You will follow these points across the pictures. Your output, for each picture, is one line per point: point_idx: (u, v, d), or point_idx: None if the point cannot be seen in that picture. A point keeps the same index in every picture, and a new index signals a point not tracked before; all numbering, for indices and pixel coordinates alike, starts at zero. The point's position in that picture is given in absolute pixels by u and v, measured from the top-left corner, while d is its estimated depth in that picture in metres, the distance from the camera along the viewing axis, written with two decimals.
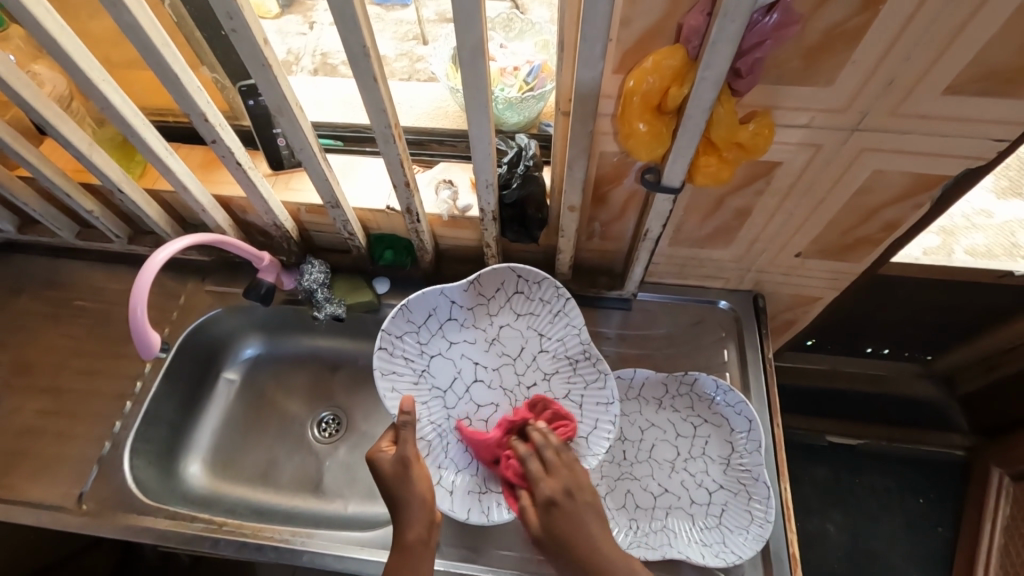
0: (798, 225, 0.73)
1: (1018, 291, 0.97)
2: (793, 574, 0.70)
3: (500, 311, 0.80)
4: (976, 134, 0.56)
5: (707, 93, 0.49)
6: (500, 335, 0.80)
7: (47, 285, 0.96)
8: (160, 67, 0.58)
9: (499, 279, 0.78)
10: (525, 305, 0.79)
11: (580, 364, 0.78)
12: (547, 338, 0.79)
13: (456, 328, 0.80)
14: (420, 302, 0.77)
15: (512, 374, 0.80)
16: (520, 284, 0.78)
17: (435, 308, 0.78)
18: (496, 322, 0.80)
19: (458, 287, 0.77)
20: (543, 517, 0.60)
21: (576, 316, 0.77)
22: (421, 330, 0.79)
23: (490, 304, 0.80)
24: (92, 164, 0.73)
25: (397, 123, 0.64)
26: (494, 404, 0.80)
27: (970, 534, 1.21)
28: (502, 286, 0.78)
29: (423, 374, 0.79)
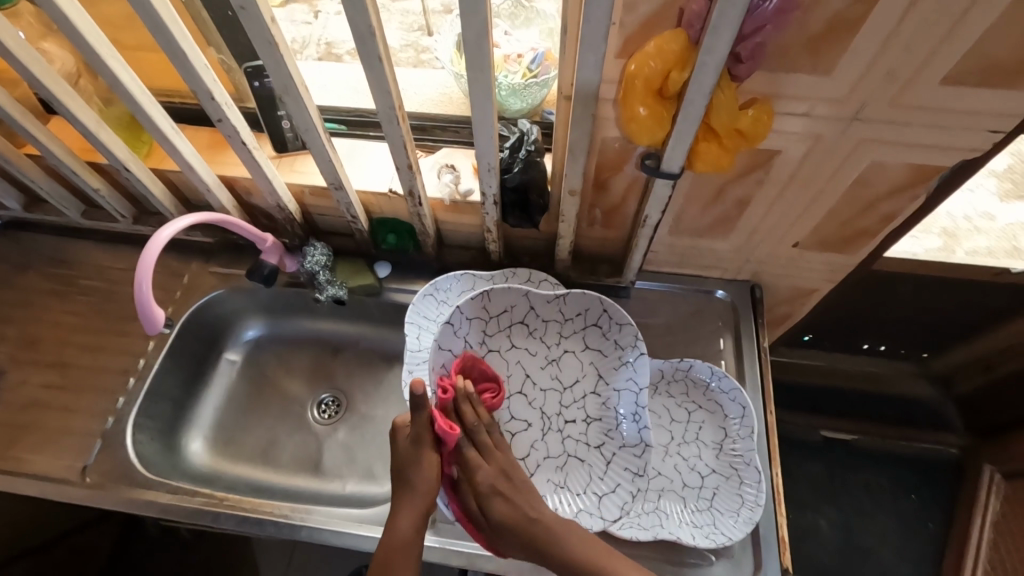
0: (796, 216, 0.73)
1: (1014, 290, 0.98)
2: (782, 558, 0.71)
3: (572, 335, 0.80)
4: (974, 126, 0.57)
5: (708, 78, 0.50)
6: (561, 358, 0.80)
7: (52, 263, 0.97)
8: (168, 43, 0.58)
9: (584, 305, 0.78)
10: (597, 340, 0.79)
11: (625, 421, 0.76)
12: (605, 384, 0.78)
13: (523, 335, 0.80)
14: (501, 295, 0.78)
15: (557, 403, 0.79)
16: (602, 318, 0.77)
17: (512, 306, 0.79)
18: (562, 345, 0.80)
19: (545, 296, 0.77)
20: (484, 505, 0.67)
21: (644, 372, 0.75)
22: (492, 321, 0.79)
23: (565, 325, 0.80)
24: (99, 142, 0.73)
25: (402, 105, 0.65)
26: (527, 422, 0.79)
27: (962, 530, 1.22)
28: (583, 313, 0.78)
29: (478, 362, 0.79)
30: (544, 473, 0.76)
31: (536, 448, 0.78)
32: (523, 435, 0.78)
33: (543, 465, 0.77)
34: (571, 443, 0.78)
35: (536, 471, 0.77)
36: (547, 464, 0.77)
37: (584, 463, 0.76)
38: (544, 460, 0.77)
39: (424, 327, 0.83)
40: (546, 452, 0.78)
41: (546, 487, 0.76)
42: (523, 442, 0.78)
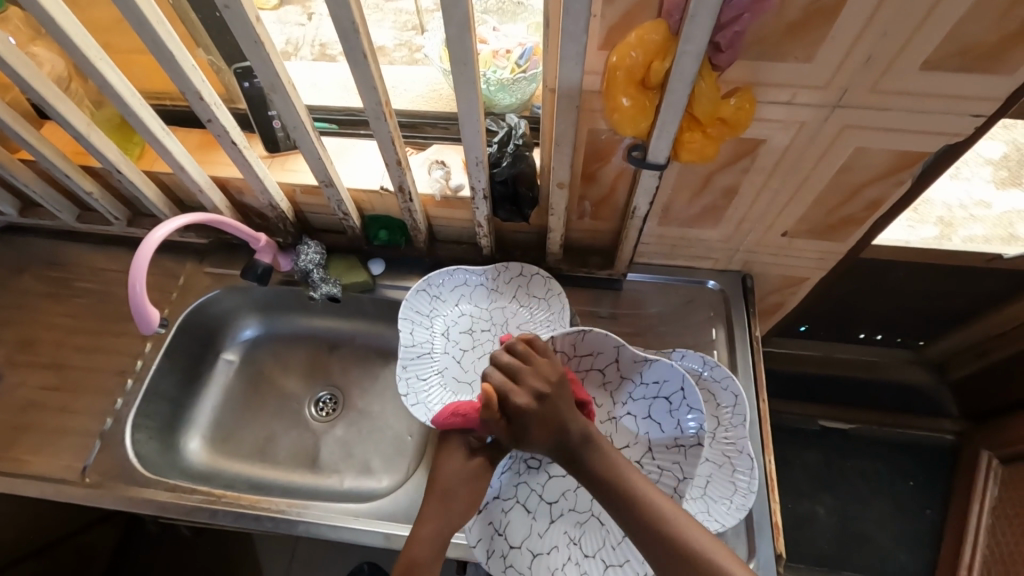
0: (783, 205, 0.74)
1: (1007, 274, 0.99)
2: (775, 541, 0.72)
3: (637, 399, 0.75)
4: (954, 110, 0.57)
5: (689, 68, 0.50)
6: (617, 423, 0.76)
7: (49, 266, 0.98)
8: (154, 43, 0.59)
9: (664, 375, 0.72)
10: (660, 413, 0.73)
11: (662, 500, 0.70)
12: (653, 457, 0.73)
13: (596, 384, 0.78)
14: (592, 339, 0.75)
15: None
16: (677, 395, 0.71)
17: (599, 350, 0.76)
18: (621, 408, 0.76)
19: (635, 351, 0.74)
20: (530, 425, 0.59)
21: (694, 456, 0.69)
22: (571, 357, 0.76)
23: (634, 387, 0.76)
24: (90, 145, 0.74)
25: (389, 101, 0.65)
26: (569, 469, 0.73)
27: (959, 515, 1.22)
28: (659, 382, 0.73)
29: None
30: (561, 524, 0.71)
31: (565, 498, 0.72)
32: (556, 482, 0.73)
33: (564, 520, 0.71)
34: (598, 504, 0.71)
35: (557, 519, 0.71)
36: (569, 516, 0.71)
37: (603, 527, 0.69)
38: (567, 511, 0.72)
39: (417, 323, 0.83)
40: (572, 504, 0.72)
41: (559, 538, 0.70)
42: (553, 490, 0.73)
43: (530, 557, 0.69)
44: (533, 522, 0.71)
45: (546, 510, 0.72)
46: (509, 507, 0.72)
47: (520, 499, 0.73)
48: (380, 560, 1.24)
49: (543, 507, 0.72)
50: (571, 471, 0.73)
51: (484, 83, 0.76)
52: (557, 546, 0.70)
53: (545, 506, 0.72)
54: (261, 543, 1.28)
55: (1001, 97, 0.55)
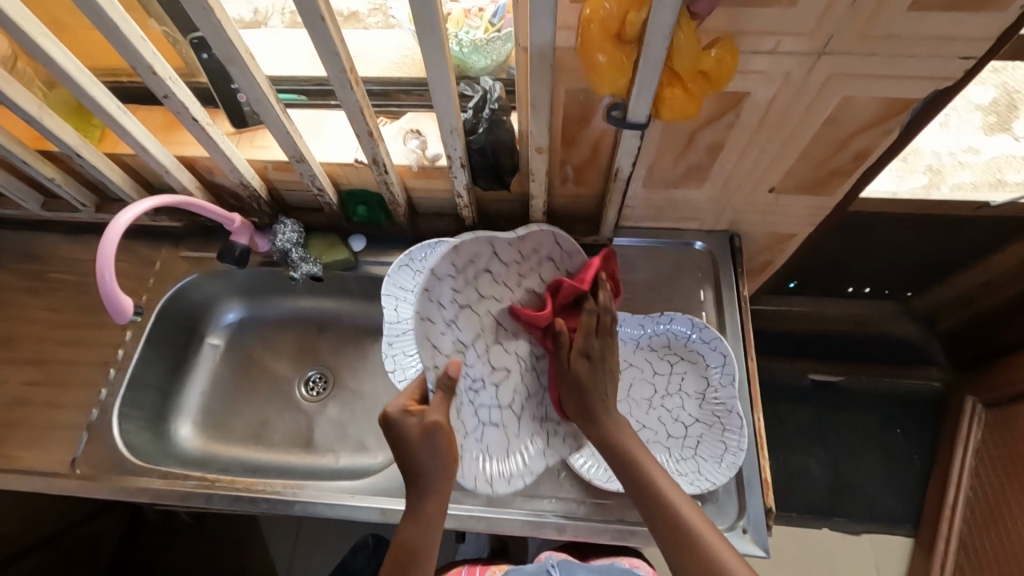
0: (770, 160, 0.72)
1: (993, 220, 0.99)
2: (765, 497, 0.73)
3: (530, 274, 0.73)
4: (943, 53, 0.55)
5: (666, 17, 0.47)
6: (525, 301, 0.72)
7: (20, 258, 0.95)
8: (98, 16, 0.55)
9: (538, 241, 0.72)
10: (552, 274, 0.74)
11: None
12: None
13: (489, 282, 0.69)
14: (467, 247, 0.65)
15: (527, 341, 0.73)
16: (555, 250, 0.73)
17: (477, 255, 0.67)
18: (523, 286, 0.72)
19: (508, 238, 0.68)
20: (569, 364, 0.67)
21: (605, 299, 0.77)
22: (460, 275, 0.66)
23: (524, 264, 0.72)
24: (45, 129, 0.70)
25: (354, 68, 0.62)
26: (506, 370, 0.71)
27: (944, 458, 1.26)
28: (540, 249, 0.72)
29: (452, 325, 0.64)
30: (527, 413, 0.73)
31: (517, 391, 0.72)
32: (504, 383, 0.71)
33: (527, 407, 0.73)
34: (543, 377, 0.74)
35: (522, 413, 0.73)
36: (529, 401, 0.73)
37: None
38: (525, 401, 0.73)
39: (400, 298, 0.82)
40: (525, 393, 0.73)
41: (533, 424, 0.73)
42: (505, 391, 0.71)
43: (523, 458, 0.72)
44: (506, 430, 0.71)
45: (510, 413, 0.71)
46: (481, 431, 0.69)
47: (484, 421, 0.69)
48: (384, 532, 1.27)
49: (507, 413, 0.71)
50: (511, 367, 0.71)
51: (456, 45, 0.73)
52: (536, 431, 0.73)
53: (508, 411, 0.71)
54: (264, 521, 1.30)
55: (992, 37, 0.53)
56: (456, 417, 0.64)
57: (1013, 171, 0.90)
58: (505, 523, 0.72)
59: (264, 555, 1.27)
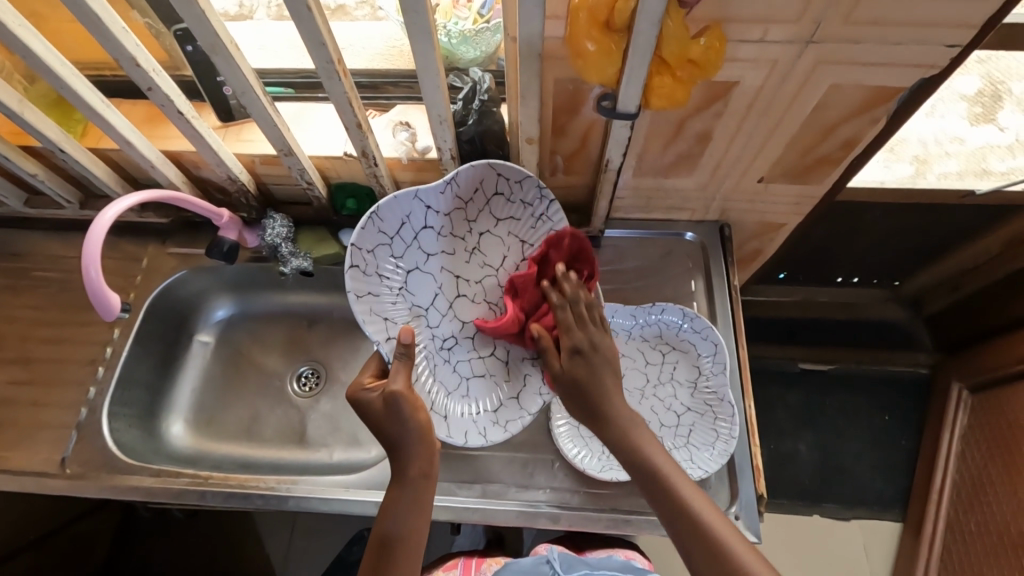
0: (758, 149, 0.72)
1: (978, 207, 1.00)
2: (757, 483, 0.74)
3: (480, 216, 0.74)
4: (928, 40, 0.55)
5: (654, 5, 0.47)
6: (481, 243, 0.75)
7: (2, 256, 0.93)
8: (78, 7, 0.54)
9: (477, 179, 0.71)
10: (505, 208, 0.74)
11: None
12: (530, 245, 0.75)
13: (433, 238, 0.73)
14: (392, 209, 0.69)
15: (497, 284, 0.76)
16: (500, 183, 0.72)
17: (409, 215, 0.71)
18: (477, 231, 0.75)
19: (434, 188, 0.70)
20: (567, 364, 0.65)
21: (559, 218, 0.73)
22: (395, 241, 0.71)
23: (468, 208, 0.74)
24: (25, 123, 0.69)
25: (341, 59, 0.61)
26: (480, 319, 0.76)
27: (931, 442, 1.28)
28: (480, 188, 0.73)
29: (401, 292, 0.72)
30: (516, 356, 0.76)
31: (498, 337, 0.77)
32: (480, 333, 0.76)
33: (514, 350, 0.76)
34: None
35: (510, 358, 0.76)
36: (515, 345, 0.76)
37: None
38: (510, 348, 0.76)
39: None
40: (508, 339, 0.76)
41: (526, 367, 0.75)
42: (484, 338, 0.76)
43: (517, 401, 0.75)
44: (495, 379, 0.76)
45: (496, 362, 0.76)
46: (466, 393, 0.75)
47: (467, 374, 0.76)
48: None
49: (492, 362, 0.76)
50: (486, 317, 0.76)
51: (445, 35, 0.72)
52: (528, 373, 0.75)
53: (493, 360, 0.76)
54: (258, 517, 1.30)
55: (976, 24, 0.53)
56: (430, 378, 0.73)
57: (997, 159, 0.91)
58: (500, 514, 0.73)
59: (258, 551, 1.27)
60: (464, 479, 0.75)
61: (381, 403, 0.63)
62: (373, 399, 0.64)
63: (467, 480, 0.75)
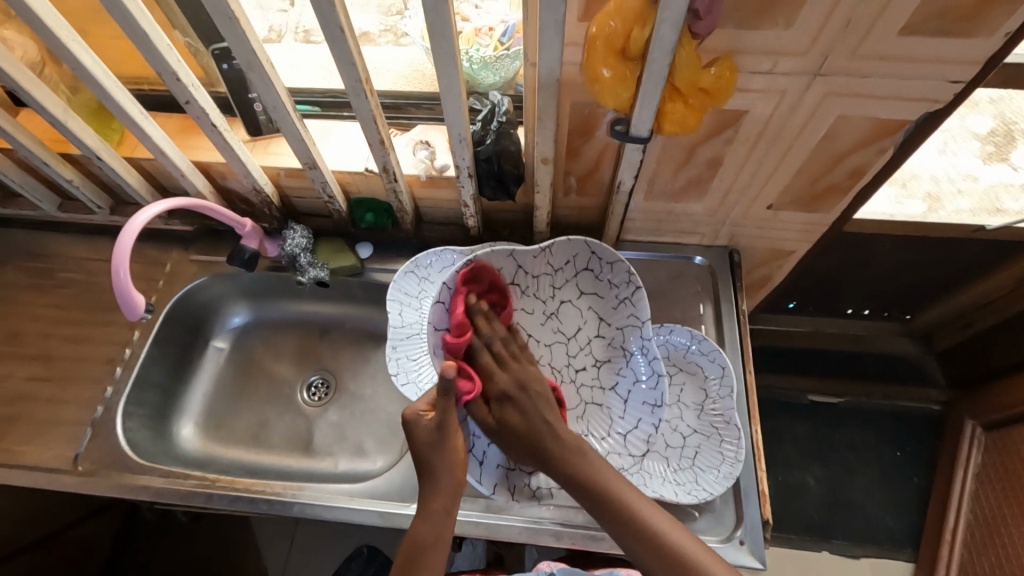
0: (767, 176, 0.74)
1: (989, 243, 1.01)
2: (762, 508, 0.73)
3: (565, 285, 0.78)
4: (932, 76, 0.58)
5: (668, 35, 0.50)
6: (560, 310, 0.79)
7: (31, 257, 0.97)
8: (128, 24, 0.57)
9: (571, 252, 0.76)
10: (591, 284, 0.78)
11: (634, 358, 0.76)
12: (607, 325, 0.78)
13: (517, 295, 0.78)
14: (487, 261, 0.74)
15: (563, 353, 0.80)
16: (591, 261, 0.76)
17: (502, 269, 0.76)
18: (557, 298, 0.79)
19: (531, 252, 0.75)
20: (501, 411, 0.69)
21: (643, 308, 0.74)
22: (483, 289, 0.75)
23: (556, 276, 0.78)
24: (68, 131, 0.73)
25: (369, 79, 0.64)
26: None
27: (943, 480, 1.26)
28: (571, 260, 0.77)
29: None
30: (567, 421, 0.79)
31: None
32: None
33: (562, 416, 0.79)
34: (585, 390, 0.79)
35: None
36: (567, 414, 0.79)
37: (605, 409, 0.78)
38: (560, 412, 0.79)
39: (405, 304, 0.83)
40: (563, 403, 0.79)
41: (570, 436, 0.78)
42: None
43: None
44: None
45: None
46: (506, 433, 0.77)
47: None
48: (379, 542, 1.26)
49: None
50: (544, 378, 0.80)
51: (467, 60, 0.76)
52: None
53: None
54: (258, 528, 1.29)
55: (980, 60, 0.55)
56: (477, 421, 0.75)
57: (1011, 199, 0.92)
58: (503, 528, 0.73)
59: (255, 562, 1.26)
60: (468, 492, 0.75)
61: (430, 432, 0.64)
62: (423, 426, 0.64)
63: (471, 493, 0.75)
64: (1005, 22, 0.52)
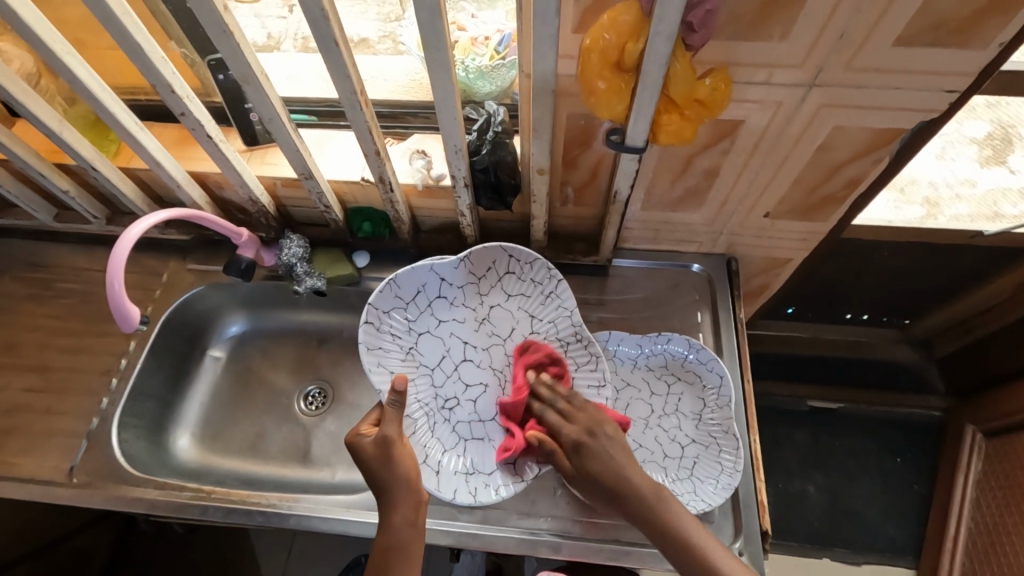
0: (764, 185, 0.74)
1: (988, 250, 1.01)
2: (762, 519, 0.73)
3: (491, 291, 0.80)
4: (928, 86, 0.58)
5: (662, 49, 0.50)
6: (490, 315, 0.80)
7: (29, 266, 0.97)
8: (123, 37, 0.58)
9: (490, 259, 0.78)
10: (516, 286, 0.80)
11: (571, 347, 0.79)
12: (539, 320, 0.80)
13: (445, 307, 0.80)
14: (409, 278, 0.77)
15: (502, 354, 0.81)
16: (511, 264, 0.78)
17: (424, 284, 0.78)
18: (486, 304, 0.80)
19: (450, 263, 0.77)
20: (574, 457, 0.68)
21: (567, 298, 0.78)
22: (409, 306, 0.78)
23: (481, 283, 0.80)
24: (63, 143, 0.73)
25: (364, 90, 0.64)
26: (482, 384, 0.80)
27: (944, 487, 1.25)
28: (493, 265, 0.79)
29: (410, 352, 0.78)
30: None
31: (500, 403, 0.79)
32: (482, 398, 0.80)
33: None
34: None
35: None
36: None
37: None
38: None
39: None
40: None
41: None
42: (485, 403, 0.80)
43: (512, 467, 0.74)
44: (492, 442, 0.78)
45: (495, 425, 0.79)
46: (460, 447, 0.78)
47: (465, 436, 0.78)
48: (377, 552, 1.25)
49: (491, 425, 0.79)
50: (487, 381, 0.80)
51: (463, 70, 0.76)
52: None
53: (492, 424, 0.79)
54: (256, 538, 1.28)
55: (975, 71, 0.55)
56: (428, 434, 0.77)
57: (1010, 204, 0.93)
58: (500, 540, 0.72)
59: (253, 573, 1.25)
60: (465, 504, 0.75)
61: (374, 448, 0.65)
62: (366, 444, 0.66)
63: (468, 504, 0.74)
64: (998, 33, 0.52)
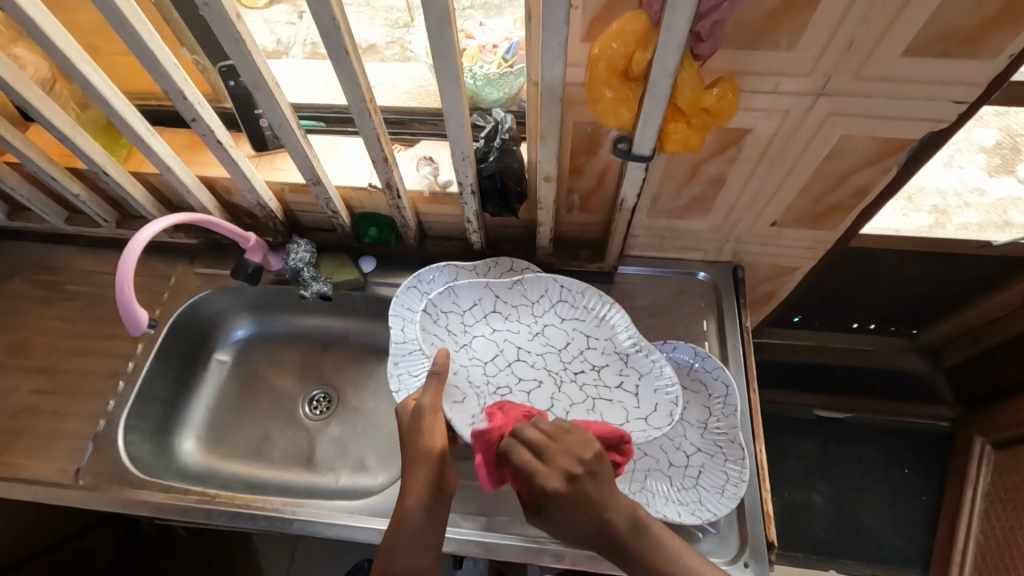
0: (771, 193, 0.74)
1: (996, 259, 1.00)
2: (767, 530, 0.72)
3: (546, 313, 0.81)
4: (936, 96, 0.57)
5: (670, 58, 0.50)
6: (544, 331, 0.81)
7: (39, 269, 0.98)
8: (136, 44, 0.58)
9: (544, 287, 0.80)
10: (570, 312, 0.81)
11: (632, 357, 0.77)
12: (595, 338, 0.79)
13: (500, 320, 0.81)
14: (466, 291, 0.80)
15: (558, 360, 0.80)
16: (563, 293, 0.80)
17: (480, 299, 0.80)
18: (541, 320, 0.81)
19: (504, 283, 0.80)
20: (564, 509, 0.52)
21: (623, 317, 0.78)
22: (465, 313, 0.80)
23: (535, 304, 0.81)
24: (76, 147, 0.73)
25: (373, 98, 0.65)
26: (537, 381, 0.79)
27: (952, 499, 1.24)
28: (545, 294, 0.81)
29: (465, 348, 0.79)
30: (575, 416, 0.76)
31: (556, 399, 0.77)
32: (536, 393, 0.78)
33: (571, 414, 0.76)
34: (590, 388, 0.77)
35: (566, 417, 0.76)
36: (574, 411, 0.76)
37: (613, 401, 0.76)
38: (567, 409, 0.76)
39: (408, 319, 0.84)
40: (569, 401, 0.77)
41: None
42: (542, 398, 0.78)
43: None
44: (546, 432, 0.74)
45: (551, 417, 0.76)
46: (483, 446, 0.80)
47: None
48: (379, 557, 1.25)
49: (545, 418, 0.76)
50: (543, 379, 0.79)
51: (470, 77, 0.77)
52: None
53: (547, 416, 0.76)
54: (259, 541, 1.29)
55: (983, 81, 0.55)
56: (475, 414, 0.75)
57: (1018, 212, 0.92)
58: (503, 548, 0.72)
59: None
60: (468, 511, 0.74)
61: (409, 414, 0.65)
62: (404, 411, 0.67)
63: (470, 510, 0.74)
64: (1007, 44, 0.51)
